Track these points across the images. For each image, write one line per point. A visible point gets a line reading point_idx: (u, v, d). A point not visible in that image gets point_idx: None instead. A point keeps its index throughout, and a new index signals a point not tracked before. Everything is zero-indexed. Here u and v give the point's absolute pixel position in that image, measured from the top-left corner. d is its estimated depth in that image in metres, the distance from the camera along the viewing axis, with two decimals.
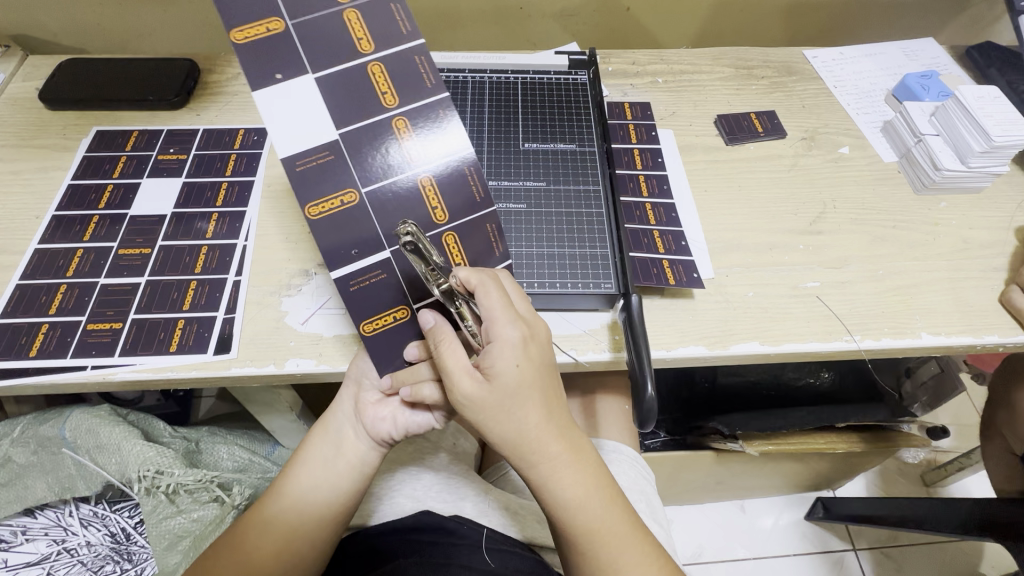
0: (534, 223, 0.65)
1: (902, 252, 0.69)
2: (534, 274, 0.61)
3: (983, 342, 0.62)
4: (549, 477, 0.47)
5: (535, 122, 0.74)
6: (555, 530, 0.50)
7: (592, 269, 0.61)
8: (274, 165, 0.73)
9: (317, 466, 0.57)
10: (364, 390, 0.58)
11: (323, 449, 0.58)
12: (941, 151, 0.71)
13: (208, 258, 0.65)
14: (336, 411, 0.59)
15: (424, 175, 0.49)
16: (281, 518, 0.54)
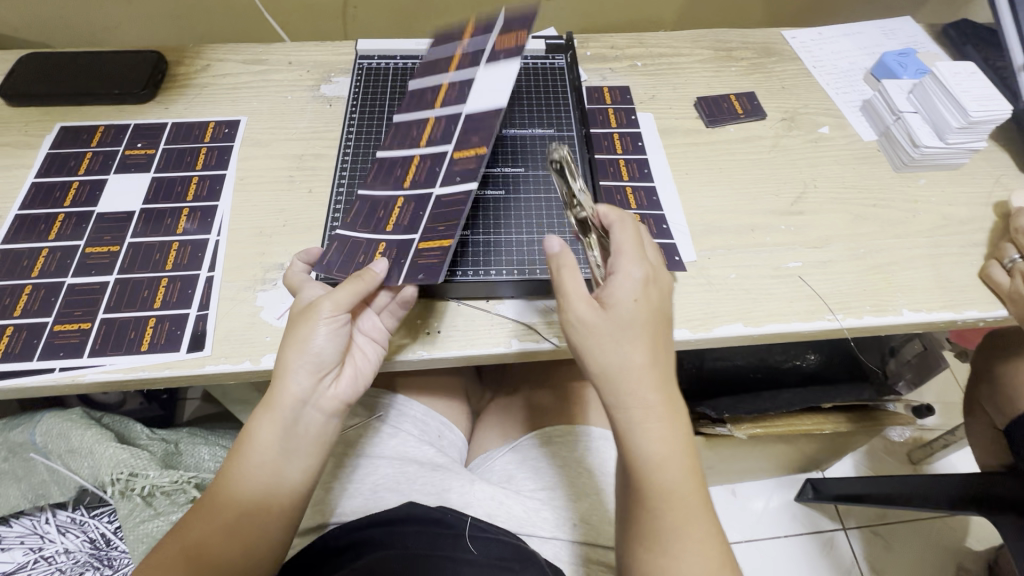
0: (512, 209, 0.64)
1: (883, 230, 0.69)
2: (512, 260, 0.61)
3: (964, 318, 0.63)
4: (638, 425, 0.46)
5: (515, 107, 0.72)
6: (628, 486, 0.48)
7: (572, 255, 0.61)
8: (246, 157, 0.72)
9: (269, 468, 0.50)
10: (325, 370, 0.52)
11: (270, 443, 0.50)
12: (920, 129, 0.71)
13: (179, 254, 0.63)
14: (283, 396, 0.50)
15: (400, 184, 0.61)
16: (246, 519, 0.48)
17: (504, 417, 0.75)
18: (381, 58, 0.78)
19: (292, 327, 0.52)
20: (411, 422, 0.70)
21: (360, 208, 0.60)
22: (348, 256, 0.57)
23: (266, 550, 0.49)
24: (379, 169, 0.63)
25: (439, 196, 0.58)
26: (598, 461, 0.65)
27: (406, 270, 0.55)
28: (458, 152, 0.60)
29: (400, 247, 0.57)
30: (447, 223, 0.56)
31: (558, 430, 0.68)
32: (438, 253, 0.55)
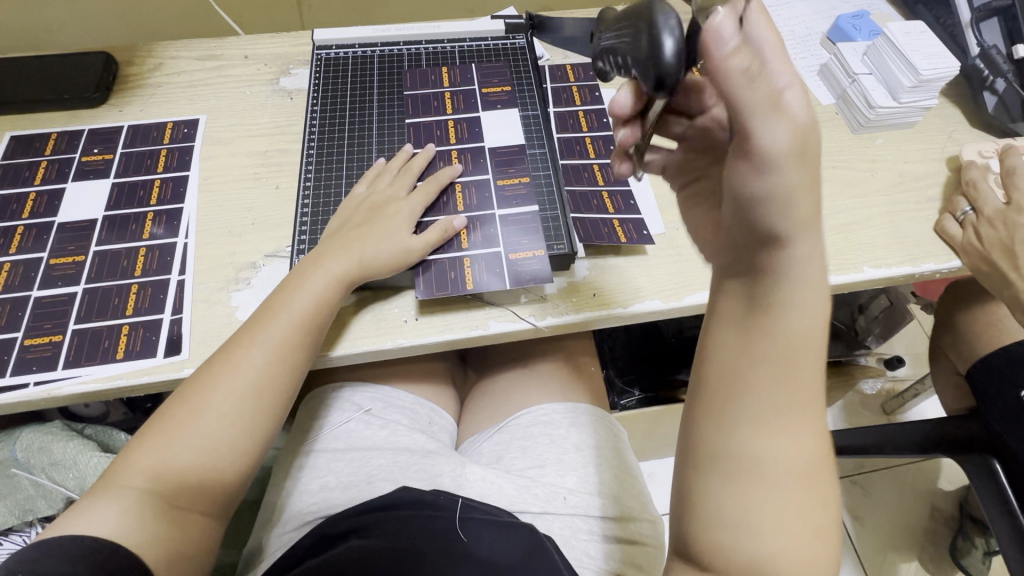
0: (483, 190, 0.64)
1: (843, 191, 0.71)
2: (485, 244, 0.61)
3: (921, 271, 0.65)
4: (800, 311, 0.40)
5: (486, 90, 0.72)
6: (699, 425, 0.42)
7: (545, 232, 0.62)
8: (209, 156, 0.70)
9: (273, 352, 0.54)
10: (368, 257, 0.58)
11: (280, 326, 0.55)
12: (874, 90, 0.73)
13: (148, 259, 0.62)
14: (338, 260, 0.58)
15: (460, 195, 0.64)
16: (224, 406, 0.52)
17: (489, 398, 0.75)
18: (340, 47, 0.76)
19: (372, 221, 0.60)
20: (399, 411, 0.71)
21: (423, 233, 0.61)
22: (438, 278, 0.59)
23: (238, 434, 0.52)
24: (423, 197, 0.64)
25: (503, 216, 0.62)
26: (584, 438, 0.67)
27: (509, 279, 0.59)
28: (500, 180, 0.65)
29: (488, 260, 0.60)
30: (530, 238, 0.61)
31: (545, 409, 0.69)
32: (538, 261, 0.59)
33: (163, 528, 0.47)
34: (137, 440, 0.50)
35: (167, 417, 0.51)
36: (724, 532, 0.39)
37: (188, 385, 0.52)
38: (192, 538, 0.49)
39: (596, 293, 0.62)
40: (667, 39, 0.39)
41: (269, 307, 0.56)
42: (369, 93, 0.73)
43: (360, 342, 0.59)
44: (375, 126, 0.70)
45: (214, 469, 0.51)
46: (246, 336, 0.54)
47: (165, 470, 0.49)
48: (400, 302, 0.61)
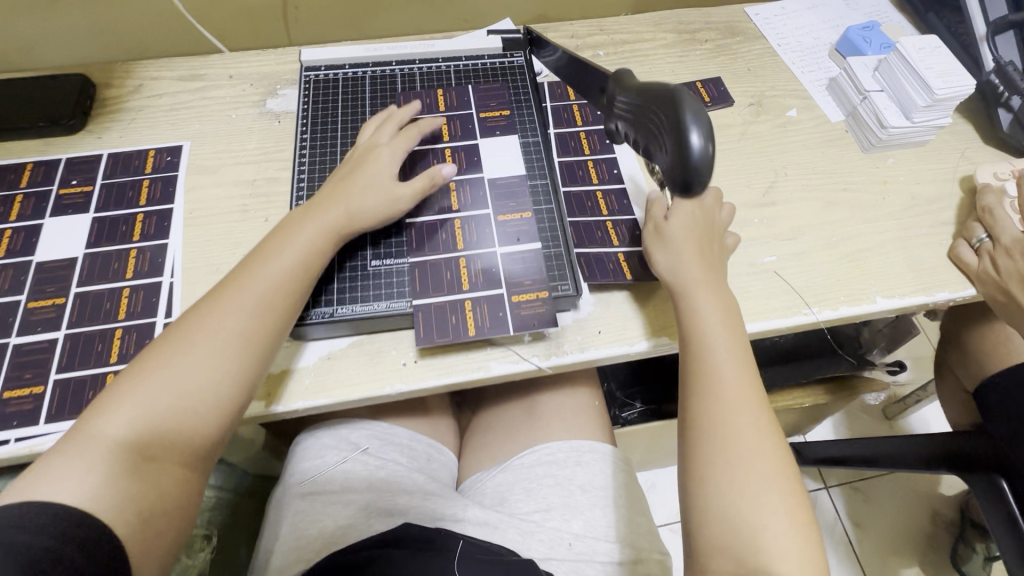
0: (482, 227, 0.61)
1: (854, 216, 0.68)
2: (486, 286, 0.58)
3: (935, 300, 0.63)
4: (704, 311, 0.55)
5: (484, 113, 0.69)
6: (689, 452, 0.51)
7: (549, 272, 0.59)
8: (195, 187, 0.67)
9: (261, 300, 0.52)
10: (356, 203, 0.58)
11: (270, 275, 0.53)
12: (887, 109, 0.70)
13: (132, 301, 0.60)
14: (328, 207, 0.57)
15: (459, 233, 0.61)
16: (208, 352, 0.49)
17: (490, 434, 0.73)
18: (329, 68, 0.72)
19: (358, 170, 0.60)
20: (398, 450, 0.69)
21: (422, 273, 0.59)
22: (438, 322, 0.57)
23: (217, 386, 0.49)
24: (420, 234, 0.61)
25: (505, 254, 0.60)
26: (589, 478, 0.66)
27: (513, 322, 0.57)
28: (500, 214, 0.62)
29: (490, 302, 0.57)
30: (532, 278, 0.58)
31: (549, 447, 0.68)
32: (542, 303, 0.57)
33: (134, 486, 0.45)
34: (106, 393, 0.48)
35: (138, 370, 0.48)
36: (721, 532, 0.47)
37: (165, 339, 0.50)
38: (165, 496, 0.46)
39: (601, 331, 0.60)
40: (695, 135, 0.48)
41: (252, 261, 0.54)
42: (361, 118, 0.69)
43: (356, 387, 0.56)
44: None
45: (189, 421, 0.48)
46: (235, 281, 0.53)
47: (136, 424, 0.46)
48: (398, 343, 0.59)
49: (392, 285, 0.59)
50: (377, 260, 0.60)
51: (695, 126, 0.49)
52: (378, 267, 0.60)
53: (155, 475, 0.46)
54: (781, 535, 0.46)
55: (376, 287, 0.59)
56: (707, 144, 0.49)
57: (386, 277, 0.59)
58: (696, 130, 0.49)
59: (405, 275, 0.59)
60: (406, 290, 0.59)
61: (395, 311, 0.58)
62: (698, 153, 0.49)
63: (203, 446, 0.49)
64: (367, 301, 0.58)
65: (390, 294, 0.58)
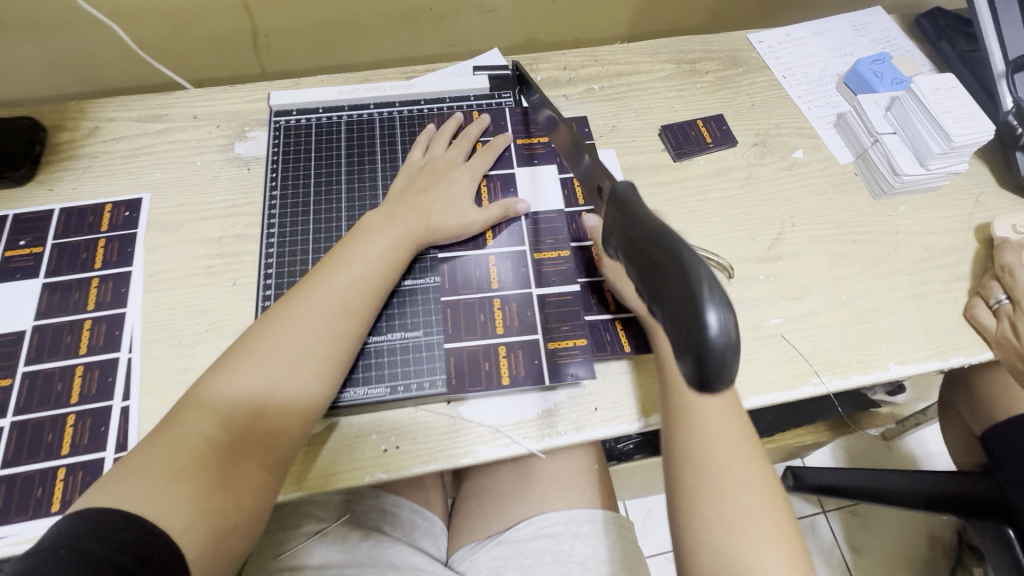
0: (475, 301, 0.59)
1: (865, 271, 0.64)
2: (476, 369, 0.55)
3: (951, 365, 0.60)
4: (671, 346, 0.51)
5: (523, 142, 0.67)
6: (676, 484, 0.49)
7: (543, 351, 0.56)
8: (155, 246, 0.62)
9: (337, 305, 0.52)
10: (434, 220, 0.59)
11: (345, 281, 0.53)
12: (900, 154, 0.66)
13: (85, 381, 0.54)
14: (405, 218, 0.58)
15: (494, 269, 0.60)
16: (292, 355, 0.50)
17: (483, 500, 0.70)
18: (301, 113, 0.67)
19: (436, 184, 0.61)
20: (380, 517, 0.65)
21: (454, 315, 0.58)
22: (471, 368, 0.55)
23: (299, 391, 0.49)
24: (454, 271, 0.60)
25: (542, 297, 0.59)
26: (590, 552, 0.61)
27: (548, 373, 0.55)
28: (538, 252, 0.61)
29: (525, 348, 0.57)
30: (569, 323, 0.58)
31: (547, 519, 0.64)
32: (578, 351, 0.57)
33: (209, 494, 0.44)
34: (185, 402, 0.48)
35: (221, 372, 0.49)
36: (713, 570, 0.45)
37: (241, 345, 0.50)
38: (240, 505, 0.45)
39: (597, 408, 0.55)
40: (715, 320, 0.31)
41: (323, 267, 0.55)
42: (335, 169, 0.64)
43: (333, 479, 0.51)
44: (343, 210, 0.62)
45: (272, 426, 0.48)
46: (312, 282, 0.54)
47: (222, 430, 0.47)
48: (378, 426, 0.54)
49: (417, 333, 0.57)
50: (376, 329, 0.57)
51: (714, 309, 0.32)
52: (376, 342, 0.56)
53: (231, 483, 0.45)
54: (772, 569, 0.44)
55: (381, 354, 0.56)
56: (732, 337, 0.32)
57: (415, 322, 0.57)
58: (717, 315, 0.32)
59: (437, 315, 0.58)
60: (437, 333, 0.57)
61: (423, 363, 0.56)
62: (718, 349, 0.32)
63: (281, 453, 0.48)
64: (396, 352, 0.56)
65: (420, 338, 0.57)
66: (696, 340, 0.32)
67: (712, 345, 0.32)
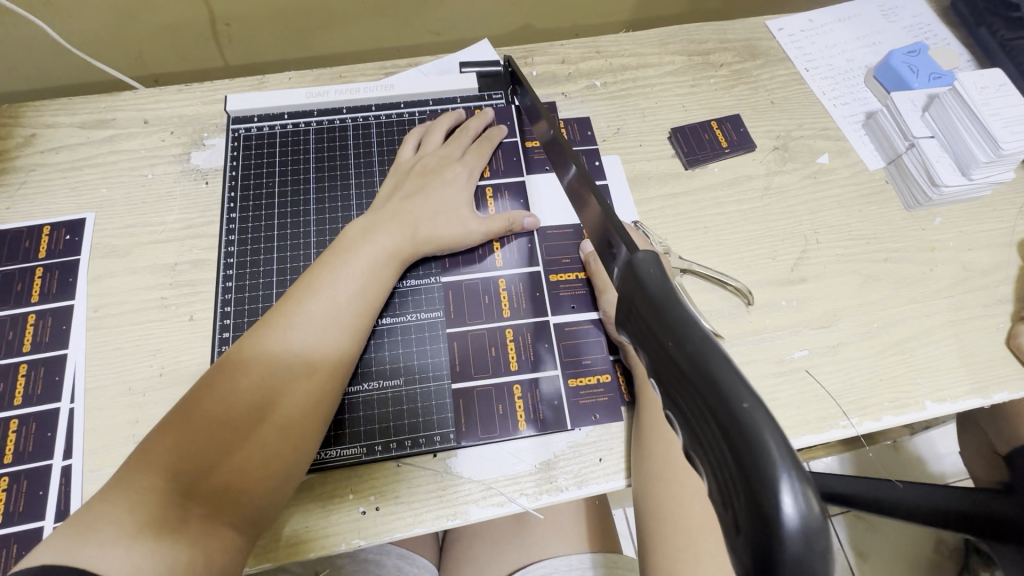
0: (470, 332, 0.52)
1: (898, 294, 0.58)
2: (480, 415, 0.49)
3: (992, 402, 0.54)
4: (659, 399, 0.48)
5: (531, 144, 0.59)
6: (653, 544, 0.43)
7: (550, 394, 0.50)
8: (101, 275, 0.54)
9: (328, 317, 0.45)
10: (428, 229, 0.51)
11: (334, 289, 0.46)
12: (939, 162, 0.59)
13: (21, 437, 0.48)
14: (396, 223, 0.50)
15: (505, 295, 0.53)
16: (272, 377, 0.42)
17: (476, 544, 0.65)
18: (263, 119, 0.59)
19: (430, 185, 0.53)
20: (361, 569, 0.61)
21: (463, 349, 0.51)
22: (484, 411, 0.49)
23: (280, 421, 0.41)
24: (459, 297, 0.53)
25: (560, 326, 0.53)
26: None
27: (569, 415, 0.50)
28: (553, 274, 0.54)
29: (543, 386, 0.51)
30: (592, 357, 0.52)
31: (543, 564, 0.59)
32: (604, 390, 0.51)
33: (177, 552, 0.35)
34: (146, 444, 0.39)
35: (190, 400, 0.41)
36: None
37: (218, 375, 0.42)
38: (213, 564, 0.36)
39: (603, 459, 0.49)
40: (790, 500, 0.17)
41: (307, 283, 0.46)
42: (303, 185, 0.56)
43: (306, 548, 0.45)
44: (312, 234, 0.54)
45: (245, 462, 0.39)
46: (299, 289, 0.46)
47: (186, 468, 0.38)
48: (355, 484, 0.47)
49: (417, 373, 0.50)
50: (362, 369, 0.50)
51: (789, 480, 0.17)
52: (361, 394, 0.49)
53: (204, 538, 0.36)
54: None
55: (370, 404, 0.49)
56: (819, 532, 0.17)
57: (414, 359, 0.50)
58: (795, 491, 0.17)
59: (440, 349, 0.51)
60: (443, 371, 0.50)
61: (427, 407, 0.49)
62: (797, 557, 0.17)
63: (260, 498, 0.40)
64: (393, 391, 0.49)
65: (418, 378, 0.50)
66: (758, 534, 0.17)
67: (785, 545, 0.17)
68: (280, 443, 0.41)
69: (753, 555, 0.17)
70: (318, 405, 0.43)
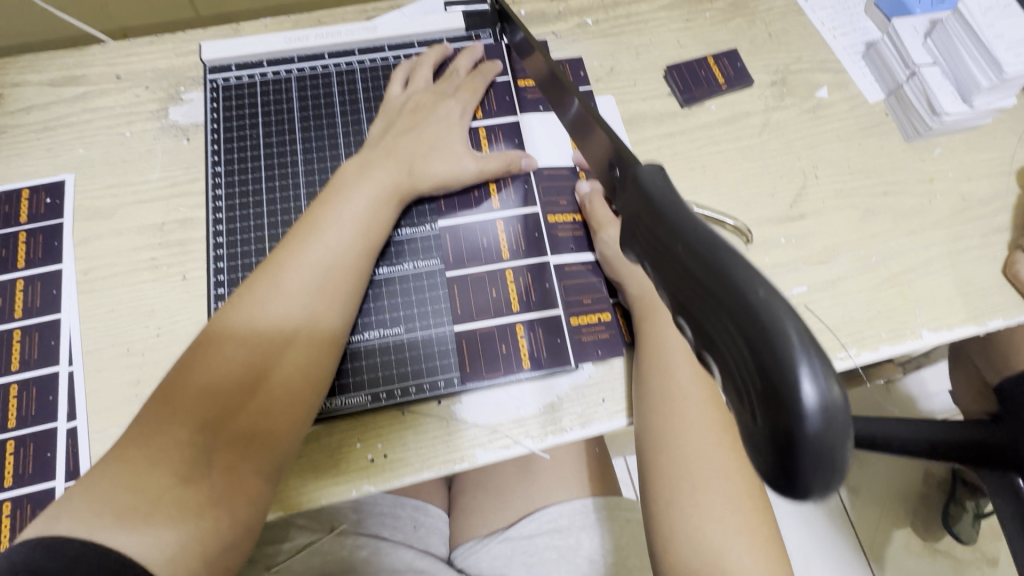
0: (469, 276, 0.51)
1: (896, 227, 0.58)
2: (484, 359, 0.49)
3: (987, 329, 0.55)
4: (665, 335, 0.48)
5: (524, 82, 0.57)
6: (652, 476, 0.45)
7: (552, 337, 0.50)
8: (87, 238, 0.53)
9: (329, 269, 0.43)
10: (423, 168, 0.49)
11: (334, 240, 0.44)
12: (940, 90, 0.58)
13: (23, 401, 0.48)
14: (390, 164, 0.48)
15: (503, 238, 0.52)
16: (275, 332, 0.40)
17: (483, 493, 0.67)
18: (241, 68, 0.56)
19: (423, 123, 0.51)
20: (378, 521, 0.63)
21: (462, 292, 0.51)
22: (488, 353, 0.49)
23: (286, 375, 0.40)
24: (457, 241, 0.52)
25: (558, 266, 0.52)
26: (597, 546, 0.58)
27: (573, 354, 0.50)
28: (551, 215, 0.54)
29: (545, 326, 0.50)
30: (593, 296, 0.52)
31: (549, 513, 0.61)
32: (605, 328, 0.51)
33: (201, 510, 0.35)
34: (150, 402, 0.38)
35: (189, 360, 0.39)
36: (687, 561, 0.42)
37: (216, 330, 0.40)
38: (237, 518, 0.37)
39: (605, 399, 0.50)
40: (809, 383, 0.17)
41: (308, 223, 0.44)
42: (288, 136, 0.54)
43: (318, 496, 0.46)
44: (301, 186, 0.53)
45: (254, 417, 0.39)
46: (294, 242, 0.43)
47: (196, 430, 0.37)
48: (361, 434, 0.48)
49: (416, 321, 0.50)
50: (363, 324, 0.49)
51: (806, 361, 0.17)
52: (362, 343, 0.49)
53: (226, 493, 0.37)
54: (744, 560, 0.41)
55: (371, 353, 0.49)
56: (838, 414, 0.17)
57: (413, 305, 0.50)
58: (814, 372, 0.17)
59: (440, 294, 0.51)
60: (443, 315, 0.50)
61: (429, 354, 0.49)
62: (816, 438, 0.17)
63: (276, 453, 0.40)
64: (393, 339, 0.49)
65: (417, 326, 0.50)
66: (776, 423, 0.17)
67: (805, 428, 0.17)
68: (288, 396, 0.40)
69: (772, 442, 0.17)
70: (322, 357, 0.42)
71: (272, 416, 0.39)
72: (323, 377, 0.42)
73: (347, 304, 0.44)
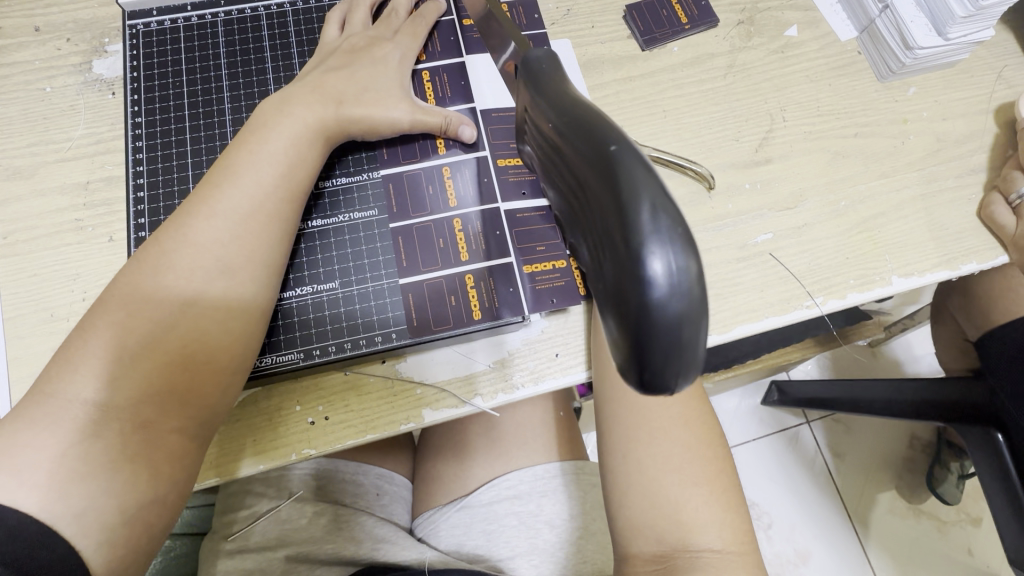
0: (415, 224, 0.48)
1: (867, 170, 0.55)
2: (431, 311, 0.46)
3: (960, 274, 0.52)
4: None
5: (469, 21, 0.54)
6: (609, 429, 0.44)
7: (503, 286, 0.47)
8: (6, 199, 0.50)
9: (247, 215, 0.41)
10: (358, 109, 0.46)
11: (253, 185, 0.41)
12: (914, 23, 0.54)
13: None
14: (319, 106, 0.45)
15: (450, 185, 0.49)
16: (189, 283, 0.38)
17: (447, 461, 0.65)
18: (163, 13, 0.52)
19: (358, 62, 0.48)
20: (339, 489, 0.61)
21: (408, 243, 0.48)
22: (436, 305, 0.47)
23: (208, 327, 0.38)
24: (402, 191, 0.49)
25: (509, 213, 0.49)
26: (560, 510, 0.57)
27: (524, 304, 0.47)
28: (500, 158, 0.50)
29: (495, 275, 0.47)
30: (548, 243, 0.49)
31: (510, 480, 0.59)
32: (560, 275, 0.48)
33: (113, 466, 0.34)
34: (57, 362, 0.36)
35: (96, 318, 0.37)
36: (641, 512, 0.41)
37: (124, 285, 0.38)
38: (159, 472, 0.36)
39: (559, 354, 0.47)
40: (661, 268, 0.20)
41: (224, 167, 0.42)
42: (214, 84, 0.51)
43: (259, 459, 0.44)
44: (228, 136, 0.50)
45: (180, 370, 0.37)
46: (206, 192, 0.41)
47: (105, 388, 0.35)
48: (302, 395, 0.45)
49: (353, 274, 0.47)
50: (298, 279, 0.46)
51: (662, 248, 0.20)
52: (294, 300, 0.46)
53: (143, 447, 0.35)
54: (701, 509, 0.41)
55: (305, 309, 0.46)
56: (691, 295, 0.20)
57: (351, 259, 0.47)
58: (667, 257, 0.20)
59: (382, 245, 0.48)
60: (384, 268, 0.47)
61: (370, 308, 0.46)
62: (670, 317, 0.20)
63: (201, 406, 0.38)
64: (331, 295, 0.46)
65: (354, 281, 0.47)
66: (636, 309, 0.20)
67: (660, 308, 0.20)
68: (215, 347, 0.38)
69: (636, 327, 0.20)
70: (252, 307, 0.40)
71: (199, 368, 0.38)
72: (254, 329, 0.41)
73: (273, 251, 0.42)
